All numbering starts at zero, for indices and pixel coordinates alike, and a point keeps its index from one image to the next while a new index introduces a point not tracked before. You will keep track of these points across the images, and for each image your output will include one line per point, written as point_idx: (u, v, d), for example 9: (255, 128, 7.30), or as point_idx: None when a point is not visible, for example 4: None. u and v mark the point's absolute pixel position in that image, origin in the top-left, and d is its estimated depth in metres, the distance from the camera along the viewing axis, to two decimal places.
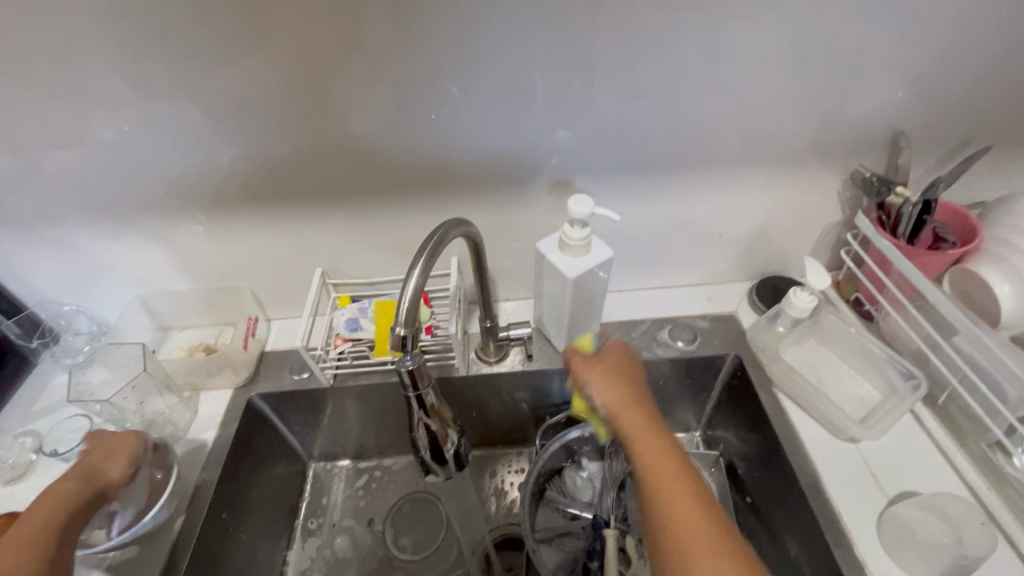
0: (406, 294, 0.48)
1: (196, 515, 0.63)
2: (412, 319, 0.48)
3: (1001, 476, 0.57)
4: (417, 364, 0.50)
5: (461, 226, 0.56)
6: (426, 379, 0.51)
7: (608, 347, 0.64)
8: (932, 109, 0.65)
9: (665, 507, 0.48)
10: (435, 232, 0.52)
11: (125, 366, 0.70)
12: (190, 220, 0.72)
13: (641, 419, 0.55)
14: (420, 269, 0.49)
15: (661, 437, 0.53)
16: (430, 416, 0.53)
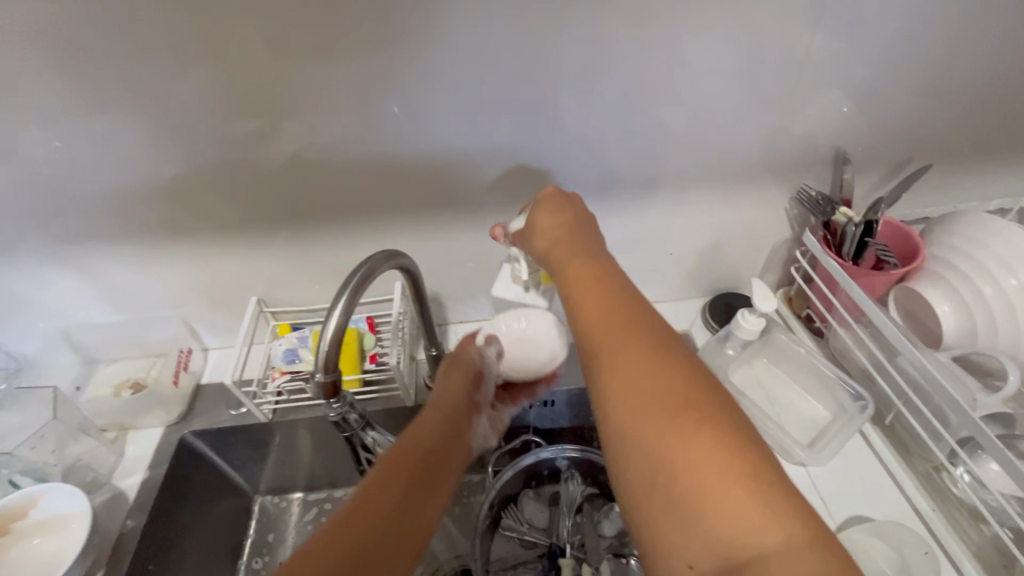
0: (326, 336, 0.47)
1: (118, 567, 0.59)
2: (331, 363, 0.48)
3: (944, 497, 0.57)
4: (344, 412, 0.53)
5: (393, 256, 0.53)
6: (355, 421, 0.54)
7: (540, 207, 0.57)
8: (873, 128, 0.64)
9: (619, 377, 0.38)
10: (365, 262, 0.49)
11: (35, 410, 0.63)
12: (115, 249, 0.68)
13: (591, 295, 0.45)
14: (341, 308, 0.47)
15: (612, 307, 0.43)
16: (371, 452, 0.58)
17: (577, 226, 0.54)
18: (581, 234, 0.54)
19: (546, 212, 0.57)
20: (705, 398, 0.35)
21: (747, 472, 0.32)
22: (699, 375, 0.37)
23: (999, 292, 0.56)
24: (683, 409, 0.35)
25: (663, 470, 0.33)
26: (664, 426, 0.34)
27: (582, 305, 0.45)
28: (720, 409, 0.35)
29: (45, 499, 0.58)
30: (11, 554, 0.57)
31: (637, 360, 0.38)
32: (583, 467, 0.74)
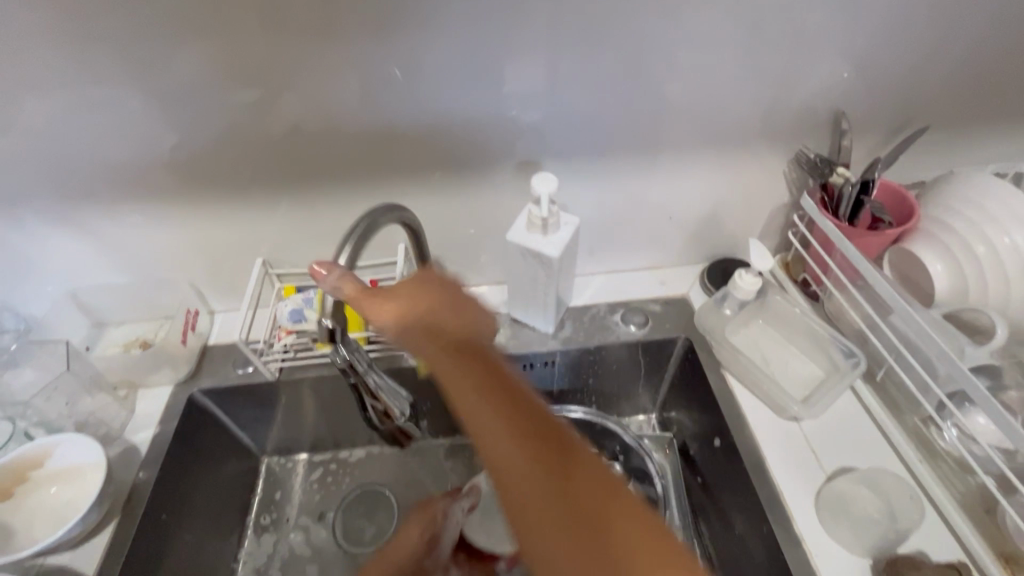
0: (328, 284, 0.50)
1: (132, 516, 0.61)
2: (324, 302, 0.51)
3: (933, 449, 0.59)
4: (350, 356, 0.55)
5: (395, 212, 0.54)
6: (361, 365, 0.56)
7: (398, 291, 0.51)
8: (873, 91, 0.65)
9: (506, 475, 0.39)
10: (364, 216, 0.51)
11: (49, 365, 0.67)
12: (122, 211, 0.68)
13: (456, 381, 0.45)
14: (342, 258, 0.50)
15: (459, 380, 0.45)
16: (376, 398, 0.59)
17: (432, 315, 0.50)
18: (433, 321, 0.50)
19: (414, 290, 0.51)
20: (597, 496, 0.38)
21: (569, 506, 0.37)
22: (574, 456, 0.40)
23: (991, 251, 0.58)
24: (532, 454, 0.39)
25: (562, 560, 0.36)
26: (541, 492, 0.38)
27: (485, 417, 0.42)
28: (601, 496, 0.38)
29: (59, 449, 0.60)
30: (29, 500, 0.59)
31: (503, 420, 0.41)
32: (583, 427, 0.77)
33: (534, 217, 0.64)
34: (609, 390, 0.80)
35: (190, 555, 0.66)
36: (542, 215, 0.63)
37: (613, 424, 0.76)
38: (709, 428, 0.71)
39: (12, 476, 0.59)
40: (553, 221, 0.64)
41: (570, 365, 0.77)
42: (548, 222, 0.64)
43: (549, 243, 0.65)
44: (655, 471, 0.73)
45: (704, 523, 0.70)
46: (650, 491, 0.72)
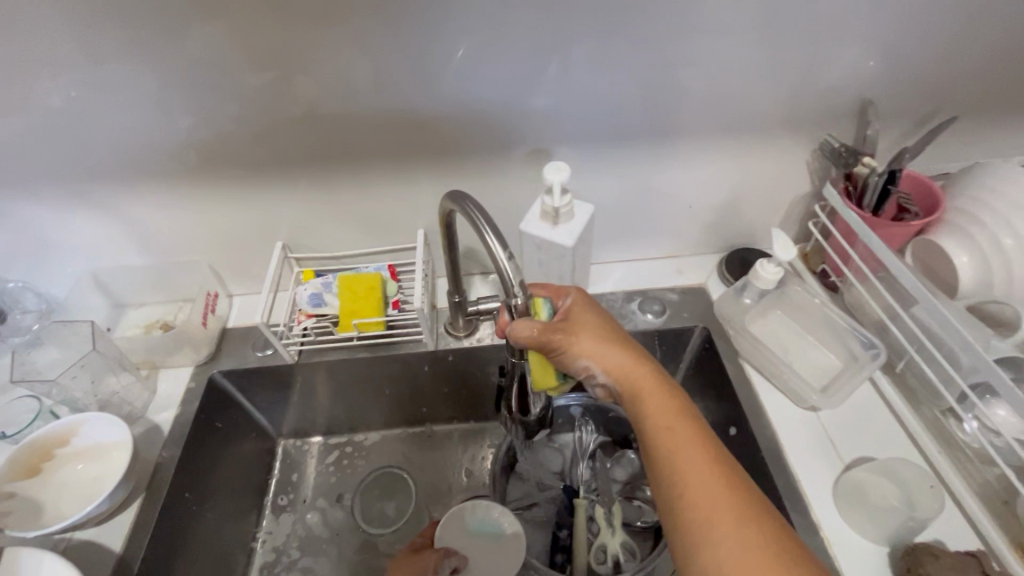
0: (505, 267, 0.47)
1: (157, 494, 0.62)
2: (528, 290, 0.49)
3: (950, 439, 0.59)
4: None
5: (452, 202, 0.55)
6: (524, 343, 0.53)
7: (575, 310, 0.55)
8: (901, 80, 0.64)
9: (703, 486, 0.44)
10: (468, 210, 0.51)
11: (74, 346, 0.67)
12: (143, 192, 0.69)
13: (660, 397, 0.51)
14: (495, 241, 0.48)
15: (662, 398, 0.50)
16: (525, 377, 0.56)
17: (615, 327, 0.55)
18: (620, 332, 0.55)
19: (582, 310, 0.55)
20: (748, 489, 0.45)
21: (749, 505, 0.43)
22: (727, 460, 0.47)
23: (1019, 243, 0.57)
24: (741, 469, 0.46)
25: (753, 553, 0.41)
26: (695, 487, 0.45)
27: (665, 428, 0.48)
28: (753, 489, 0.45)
29: (86, 427, 0.61)
30: (56, 476, 0.60)
31: (700, 441, 0.47)
32: (596, 414, 0.77)
33: (546, 207, 0.62)
34: None
35: (212, 535, 0.67)
36: (554, 205, 0.61)
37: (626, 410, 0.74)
38: (725, 418, 0.71)
39: (39, 453, 0.60)
40: (565, 210, 0.62)
41: None
42: (560, 212, 0.62)
43: (561, 233, 0.64)
44: None
45: None
46: None
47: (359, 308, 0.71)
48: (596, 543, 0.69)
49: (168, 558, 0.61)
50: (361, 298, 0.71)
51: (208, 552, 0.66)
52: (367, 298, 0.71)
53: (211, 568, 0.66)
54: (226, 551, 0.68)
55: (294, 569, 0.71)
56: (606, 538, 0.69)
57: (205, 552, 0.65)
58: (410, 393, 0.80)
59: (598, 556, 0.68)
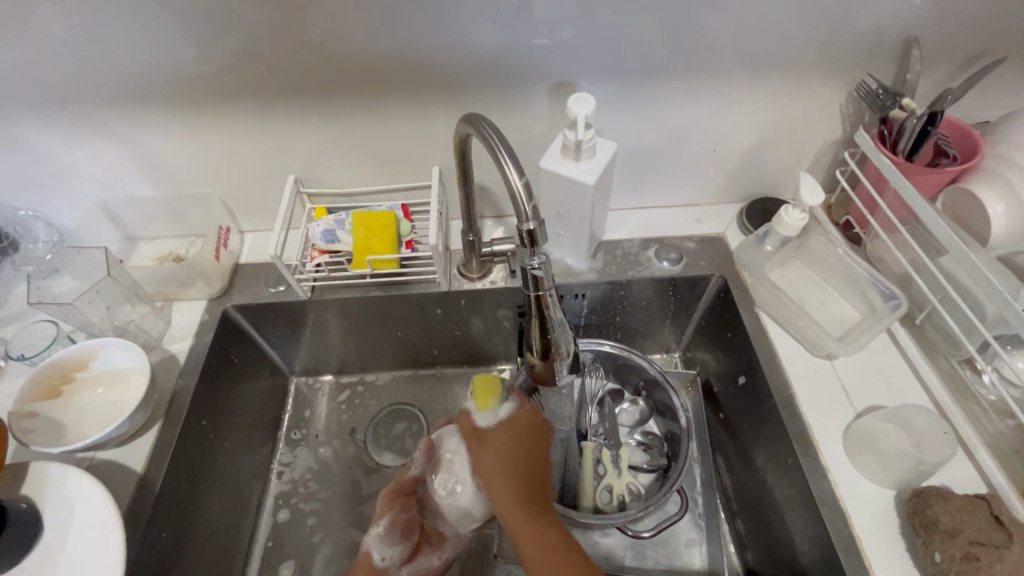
0: (519, 190, 0.45)
1: (175, 421, 0.63)
2: (543, 219, 0.45)
3: (966, 391, 0.59)
4: (543, 265, 0.47)
5: (470, 122, 0.52)
6: (550, 280, 0.48)
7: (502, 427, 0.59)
8: (950, 17, 0.60)
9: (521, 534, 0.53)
10: (487, 135, 0.49)
11: (88, 273, 0.67)
12: (151, 122, 0.67)
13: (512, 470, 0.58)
14: (514, 167, 0.46)
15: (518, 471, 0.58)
16: (547, 319, 0.50)
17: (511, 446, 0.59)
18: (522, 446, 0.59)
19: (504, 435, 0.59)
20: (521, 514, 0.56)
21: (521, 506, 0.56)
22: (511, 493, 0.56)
23: None
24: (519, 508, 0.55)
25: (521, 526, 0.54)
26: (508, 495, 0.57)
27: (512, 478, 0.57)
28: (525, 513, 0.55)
29: (103, 352, 0.61)
30: (75, 399, 0.60)
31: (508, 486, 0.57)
32: (607, 361, 0.77)
33: (568, 141, 0.60)
34: (634, 326, 0.80)
35: (229, 463, 0.68)
36: (576, 139, 0.59)
37: (638, 358, 0.75)
38: (736, 366, 0.71)
39: (58, 375, 0.61)
40: (588, 146, 0.60)
41: (599, 300, 0.77)
42: (582, 147, 0.60)
43: (583, 170, 0.62)
44: (679, 406, 0.72)
45: (720, 455, 0.74)
46: (674, 425, 0.73)
47: (372, 243, 0.70)
48: (602, 483, 0.71)
49: (189, 482, 0.63)
50: (375, 234, 0.70)
51: (227, 479, 0.68)
52: (381, 235, 0.70)
53: (230, 495, 0.68)
54: (241, 478, 0.70)
55: (312, 500, 0.73)
56: (612, 479, 0.71)
57: (221, 478, 0.67)
58: (422, 334, 0.80)
59: (605, 498, 0.70)
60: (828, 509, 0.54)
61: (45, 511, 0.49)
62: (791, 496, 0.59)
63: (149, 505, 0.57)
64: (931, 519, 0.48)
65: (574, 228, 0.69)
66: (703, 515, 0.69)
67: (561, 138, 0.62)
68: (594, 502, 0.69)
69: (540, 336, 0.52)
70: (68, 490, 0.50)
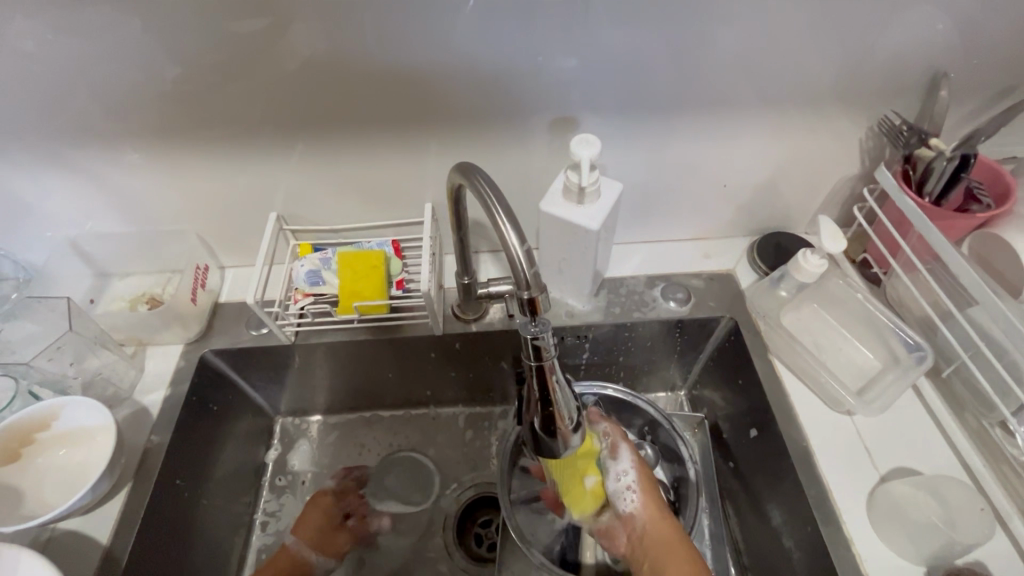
0: (517, 251, 0.40)
1: (146, 482, 0.58)
2: (545, 284, 0.41)
3: (997, 452, 0.55)
4: (543, 334, 0.42)
5: (465, 168, 0.48)
6: (551, 349, 0.43)
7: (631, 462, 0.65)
8: (978, 50, 0.56)
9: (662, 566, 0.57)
10: (481, 185, 0.44)
11: (51, 321, 0.63)
12: (120, 156, 0.62)
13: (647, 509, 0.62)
14: (510, 220, 0.41)
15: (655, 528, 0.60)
16: (548, 391, 0.46)
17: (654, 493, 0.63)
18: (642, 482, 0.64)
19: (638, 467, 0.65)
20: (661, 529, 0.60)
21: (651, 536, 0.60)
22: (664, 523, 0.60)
23: None
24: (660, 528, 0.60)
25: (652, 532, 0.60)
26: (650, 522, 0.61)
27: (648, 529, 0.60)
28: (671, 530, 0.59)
29: (65, 412, 0.57)
30: (35, 463, 0.56)
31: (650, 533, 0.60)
32: (610, 404, 0.73)
33: (571, 183, 0.56)
34: (638, 366, 0.76)
35: (208, 522, 0.64)
36: (579, 182, 0.55)
37: (643, 402, 0.71)
38: (747, 414, 0.66)
39: (16, 438, 0.56)
40: (592, 188, 0.56)
41: (602, 342, 0.72)
42: (586, 190, 0.56)
43: (586, 213, 0.57)
44: (687, 455, 0.68)
45: (730, 504, 0.69)
46: (681, 474, 0.69)
47: (359, 287, 0.65)
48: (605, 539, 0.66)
49: (163, 547, 0.58)
50: (362, 277, 0.65)
51: (205, 538, 0.63)
52: (368, 277, 0.65)
53: (209, 555, 0.63)
54: (222, 535, 0.65)
55: None
56: None
57: (199, 538, 0.62)
58: (414, 375, 0.75)
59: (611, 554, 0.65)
60: None
61: None
62: (810, 566, 0.55)
63: None
64: None
65: (578, 270, 0.64)
66: (712, 573, 0.64)
67: (563, 178, 0.57)
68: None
69: (539, 406, 0.47)
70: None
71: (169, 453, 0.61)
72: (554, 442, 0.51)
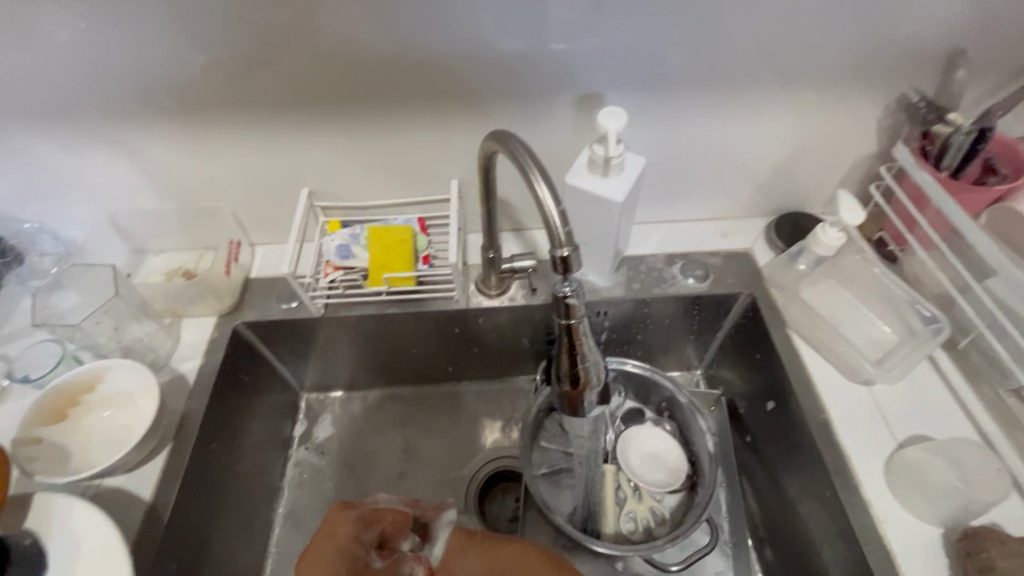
0: (553, 212, 0.43)
1: (185, 445, 0.61)
2: (577, 245, 0.43)
3: (1012, 420, 0.56)
4: (575, 292, 0.45)
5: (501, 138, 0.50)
6: (581, 309, 0.46)
7: None
8: (996, 28, 0.57)
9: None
10: (517, 152, 0.46)
11: (95, 291, 0.66)
12: (157, 133, 0.64)
13: None
14: (546, 184, 0.44)
15: None
16: (576, 350, 0.48)
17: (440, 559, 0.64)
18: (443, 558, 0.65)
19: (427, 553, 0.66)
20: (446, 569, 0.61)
21: None
22: None
23: None
24: None
25: None
26: None
27: None
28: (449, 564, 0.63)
29: (110, 375, 0.59)
30: (81, 423, 0.58)
31: None
32: (629, 380, 0.75)
33: (596, 156, 0.58)
34: (656, 343, 0.77)
35: (242, 487, 0.66)
36: (605, 154, 0.57)
37: (661, 377, 0.73)
38: (764, 388, 0.68)
39: (62, 400, 0.58)
40: (617, 161, 0.58)
41: (622, 318, 0.74)
42: (611, 163, 0.58)
43: (610, 186, 0.59)
44: (704, 429, 0.70)
45: (746, 479, 0.70)
46: (699, 448, 0.70)
47: (389, 261, 0.68)
48: (624, 509, 0.67)
49: (200, 507, 0.60)
50: (392, 251, 0.69)
51: (238, 501, 0.65)
52: (397, 251, 0.69)
53: (242, 519, 0.65)
54: (253, 501, 0.67)
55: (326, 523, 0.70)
56: (633, 505, 0.68)
57: (233, 501, 0.65)
58: (436, 350, 0.77)
59: (629, 525, 0.66)
60: (871, 546, 0.51)
61: (51, 544, 0.47)
62: (827, 530, 0.56)
63: (158, 534, 0.55)
64: (986, 563, 0.46)
65: (600, 245, 0.66)
66: (730, 543, 0.65)
67: (588, 152, 0.59)
68: (641, 450, 0.71)
69: (567, 366, 0.50)
70: (73, 523, 0.47)
71: (206, 418, 0.63)
72: (580, 403, 0.53)
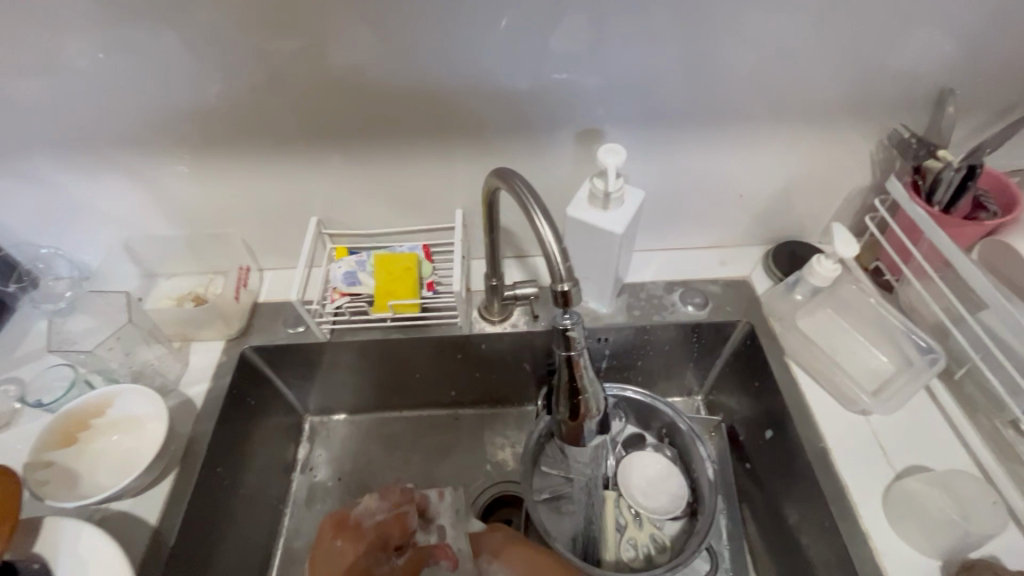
0: (552, 247, 0.44)
1: (191, 469, 0.62)
2: (577, 279, 0.45)
3: (1010, 451, 0.57)
4: (575, 325, 0.46)
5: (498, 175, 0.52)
6: (581, 341, 0.47)
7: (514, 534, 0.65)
8: (982, 68, 0.59)
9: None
10: (518, 188, 0.48)
11: (109, 315, 0.68)
12: (172, 163, 0.67)
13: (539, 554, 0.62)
14: (546, 219, 0.45)
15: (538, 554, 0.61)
16: (575, 381, 0.49)
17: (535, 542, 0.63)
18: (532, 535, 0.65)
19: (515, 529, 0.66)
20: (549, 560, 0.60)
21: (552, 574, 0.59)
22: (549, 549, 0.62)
23: None
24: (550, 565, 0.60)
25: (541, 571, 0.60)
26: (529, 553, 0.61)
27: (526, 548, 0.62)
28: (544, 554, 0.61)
29: (120, 399, 0.61)
30: (91, 447, 0.60)
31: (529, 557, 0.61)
32: (630, 406, 0.75)
33: (596, 190, 0.60)
34: (656, 369, 0.78)
35: (246, 512, 0.67)
36: (604, 188, 0.59)
37: (660, 403, 0.74)
38: (763, 417, 0.68)
39: (73, 424, 0.60)
40: (616, 195, 0.60)
41: (622, 345, 0.75)
42: (611, 196, 0.60)
43: (611, 218, 0.61)
44: (704, 455, 0.70)
45: (747, 507, 0.70)
46: (699, 474, 0.71)
47: (394, 287, 0.70)
48: (624, 537, 0.67)
49: (203, 531, 0.61)
50: (396, 278, 0.71)
51: (241, 526, 0.66)
52: (402, 279, 0.71)
53: (246, 545, 0.66)
54: (256, 525, 0.68)
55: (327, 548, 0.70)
56: (633, 532, 0.68)
57: (237, 525, 0.65)
58: (438, 375, 0.78)
59: (629, 553, 0.66)
60: None
61: (57, 568, 0.47)
62: (827, 560, 0.56)
63: (163, 558, 0.56)
64: None
65: (599, 273, 0.68)
66: (730, 571, 0.65)
67: (589, 186, 0.61)
68: (641, 476, 0.72)
69: (568, 396, 0.51)
70: (81, 546, 0.48)
71: (212, 441, 0.64)
72: (580, 431, 0.54)
